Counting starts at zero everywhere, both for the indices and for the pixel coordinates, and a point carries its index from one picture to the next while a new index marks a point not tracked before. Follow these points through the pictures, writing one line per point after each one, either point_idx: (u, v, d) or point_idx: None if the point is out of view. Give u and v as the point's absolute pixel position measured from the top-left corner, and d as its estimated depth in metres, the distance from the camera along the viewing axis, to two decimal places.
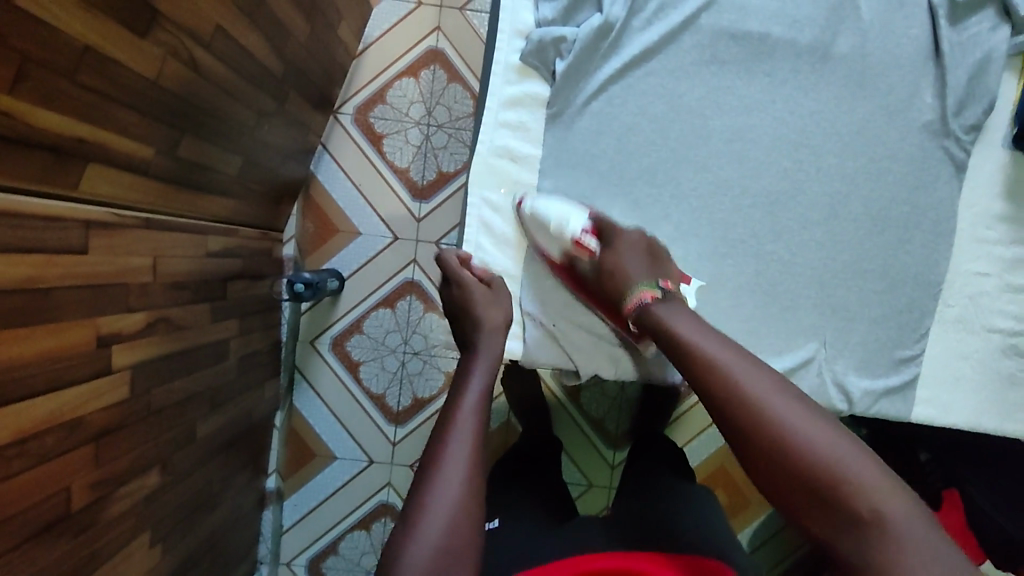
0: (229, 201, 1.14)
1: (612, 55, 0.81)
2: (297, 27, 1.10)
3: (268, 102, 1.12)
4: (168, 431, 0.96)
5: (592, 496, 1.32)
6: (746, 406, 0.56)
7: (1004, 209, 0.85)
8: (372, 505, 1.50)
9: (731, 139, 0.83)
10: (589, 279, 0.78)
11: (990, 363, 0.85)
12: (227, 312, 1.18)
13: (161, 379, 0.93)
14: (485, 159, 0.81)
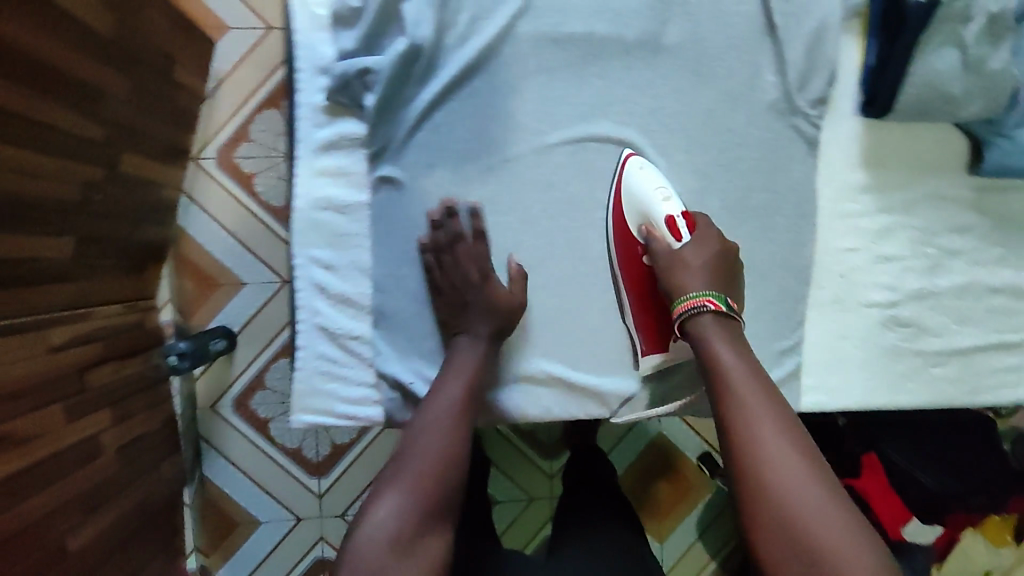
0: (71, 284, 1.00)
1: (427, 81, 0.74)
2: (119, 80, 0.97)
3: (101, 165, 0.99)
4: (38, 557, 0.82)
5: (532, 512, 1.27)
6: (750, 447, 0.58)
7: (863, 178, 0.82)
8: (308, 565, 1.38)
9: (574, 151, 0.78)
10: (658, 265, 0.74)
11: (870, 339, 0.84)
12: (98, 402, 1.03)
13: (16, 503, 0.78)
14: (308, 216, 0.74)
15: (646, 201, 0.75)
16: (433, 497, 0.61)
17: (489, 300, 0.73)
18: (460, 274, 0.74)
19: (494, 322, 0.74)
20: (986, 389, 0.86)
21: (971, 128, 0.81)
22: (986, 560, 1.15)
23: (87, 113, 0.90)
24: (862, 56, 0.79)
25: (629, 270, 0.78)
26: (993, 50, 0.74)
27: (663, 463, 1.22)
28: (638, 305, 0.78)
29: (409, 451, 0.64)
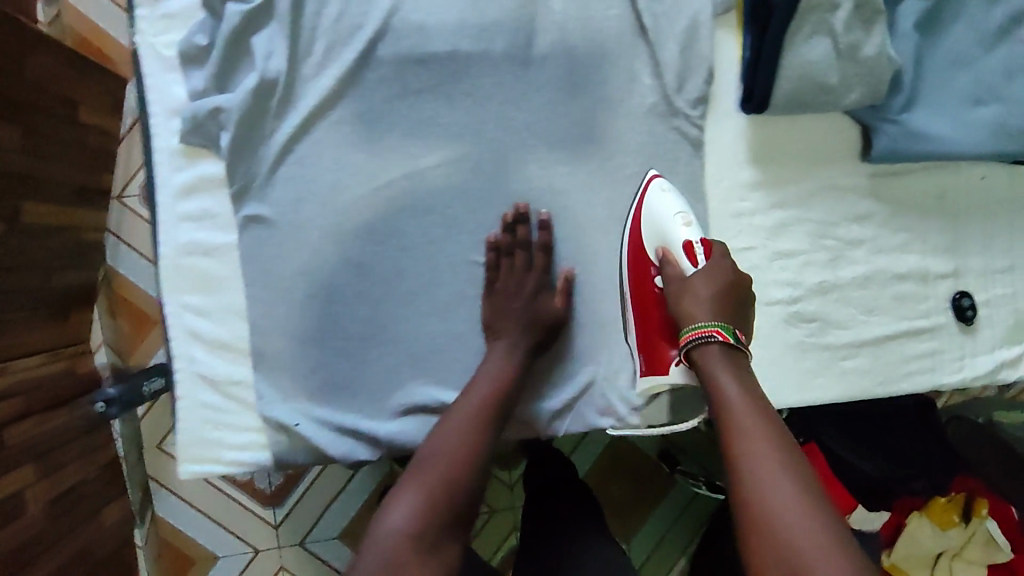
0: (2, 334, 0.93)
1: (286, 114, 0.71)
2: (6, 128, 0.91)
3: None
4: None
5: (491, 528, 1.20)
6: (756, 493, 0.57)
7: (753, 175, 0.80)
8: None
9: (450, 172, 0.75)
10: (668, 285, 0.71)
11: (776, 339, 0.82)
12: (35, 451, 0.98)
13: None
14: (174, 262, 0.72)
15: (664, 224, 0.73)
16: (447, 498, 0.61)
17: (539, 308, 0.75)
18: (515, 284, 0.75)
19: (527, 326, 0.74)
20: (898, 378, 0.85)
21: (858, 115, 0.79)
22: (932, 543, 1.12)
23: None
24: (740, 51, 0.77)
25: (636, 296, 0.75)
26: (867, 35, 0.71)
27: (621, 465, 1.20)
28: (644, 331, 0.74)
29: (429, 452, 0.64)
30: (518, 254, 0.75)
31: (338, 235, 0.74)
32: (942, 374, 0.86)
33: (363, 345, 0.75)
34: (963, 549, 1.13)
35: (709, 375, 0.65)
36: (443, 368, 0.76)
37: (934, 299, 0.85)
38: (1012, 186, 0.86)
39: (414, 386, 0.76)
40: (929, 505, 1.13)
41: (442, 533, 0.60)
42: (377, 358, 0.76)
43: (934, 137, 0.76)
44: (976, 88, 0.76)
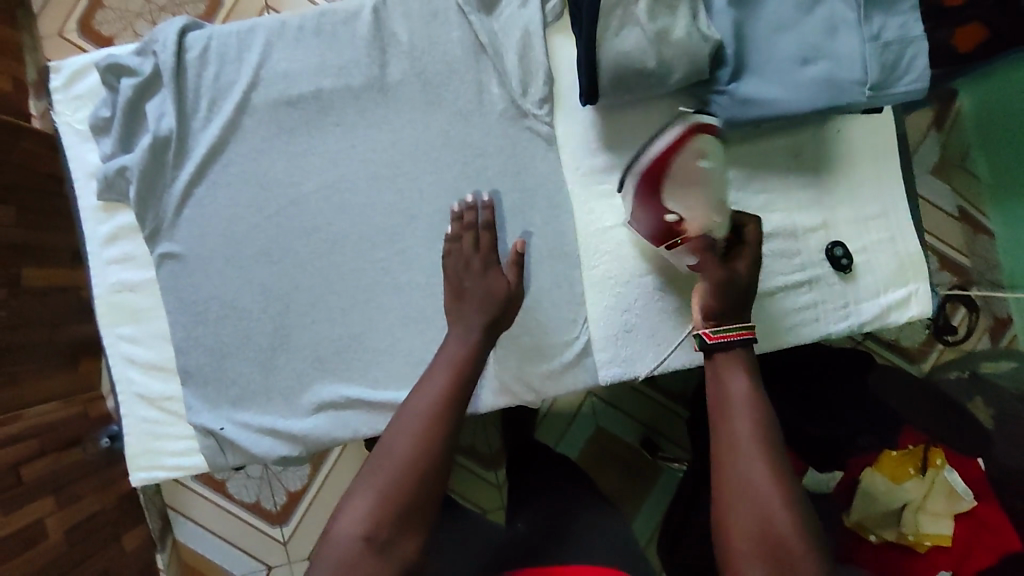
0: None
1: (183, 163, 0.84)
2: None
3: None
4: None
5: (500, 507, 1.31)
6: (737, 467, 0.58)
7: (606, 161, 0.87)
8: None
9: (330, 194, 0.86)
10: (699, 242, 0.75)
11: (653, 307, 0.86)
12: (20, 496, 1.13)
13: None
14: (106, 300, 0.85)
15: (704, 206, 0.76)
16: (405, 503, 0.57)
17: (490, 281, 0.76)
18: (461, 263, 0.77)
19: (486, 303, 0.74)
20: (784, 332, 0.88)
21: (695, 92, 0.85)
22: (889, 495, 0.99)
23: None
24: (574, 50, 0.85)
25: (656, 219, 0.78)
26: (673, 19, 0.79)
27: (608, 454, 1.28)
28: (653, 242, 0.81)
29: (385, 450, 0.59)
30: (464, 238, 0.79)
31: (241, 260, 0.85)
32: (829, 323, 0.88)
33: (272, 355, 0.86)
34: (926, 500, 0.99)
35: (720, 365, 0.66)
36: (345, 367, 0.86)
37: (808, 252, 0.88)
38: (870, 136, 0.89)
39: (320, 385, 0.86)
40: (882, 459, 1.04)
41: (398, 532, 0.56)
42: (286, 365, 0.86)
43: (765, 100, 0.81)
44: (801, 49, 0.81)
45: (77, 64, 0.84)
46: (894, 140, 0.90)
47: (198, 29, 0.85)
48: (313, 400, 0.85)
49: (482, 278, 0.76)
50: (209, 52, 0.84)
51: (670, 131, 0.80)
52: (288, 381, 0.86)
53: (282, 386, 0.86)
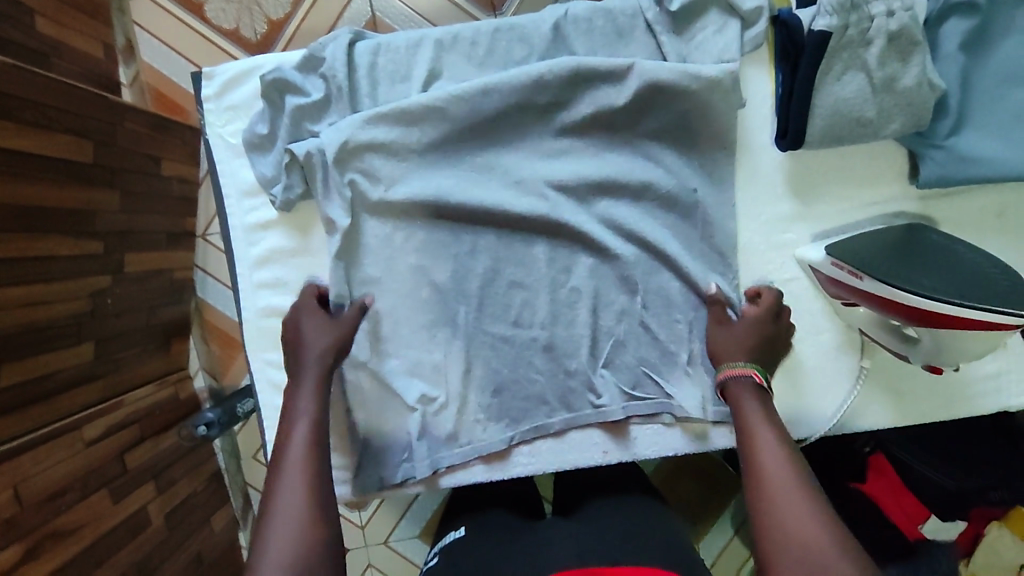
0: (75, 361, 1.09)
1: (339, 184, 0.77)
2: (87, 202, 1.07)
3: (91, 271, 1.10)
4: None
5: None
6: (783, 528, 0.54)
7: (793, 208, 0.80)
8: None
9: (495, 229, 0.81)
10: (923, 344, 0.68)
11: (826, 366, 0.83)
12: (125, 487, 1.17)
13: None
14: (256, 323, 0.81)
15: (948, 353, 0.67)
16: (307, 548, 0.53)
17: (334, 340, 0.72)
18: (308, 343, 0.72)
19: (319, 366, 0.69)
20: (960, 401, 0.83)
21: (902, 141, 0.78)
22: None
23: (68, 232, 1.04)
24: (774, 85, 0.79)
25: (918, 316, 0.66)
26: (904, 66, 0.70)
27: (693, 466, 1.29)
28: (891, 309, 0.68)
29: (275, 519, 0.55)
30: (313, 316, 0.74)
31: (399, 289, 0.80)
32: (1010, 395, 0.83)
33: (420, 394, 0.81)
34: None
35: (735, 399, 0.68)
36: (501, 406, 0.82)
37: None
38: None
39: (482, 431, 0.82)
40: (1009, 515, 1.08)
41: None
42: (441, 413, 0.81)
43: (986, 159, 0.73)
44: None
45: (230, 71, 0.78)
46: None
47: (362, 40, 0.79)
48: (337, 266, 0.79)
49: (313, 333, 0.72)
50: (375, 68, 0.78)
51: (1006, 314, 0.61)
52: (437, 423, 0.82)
53: (427, 431, 0.82)
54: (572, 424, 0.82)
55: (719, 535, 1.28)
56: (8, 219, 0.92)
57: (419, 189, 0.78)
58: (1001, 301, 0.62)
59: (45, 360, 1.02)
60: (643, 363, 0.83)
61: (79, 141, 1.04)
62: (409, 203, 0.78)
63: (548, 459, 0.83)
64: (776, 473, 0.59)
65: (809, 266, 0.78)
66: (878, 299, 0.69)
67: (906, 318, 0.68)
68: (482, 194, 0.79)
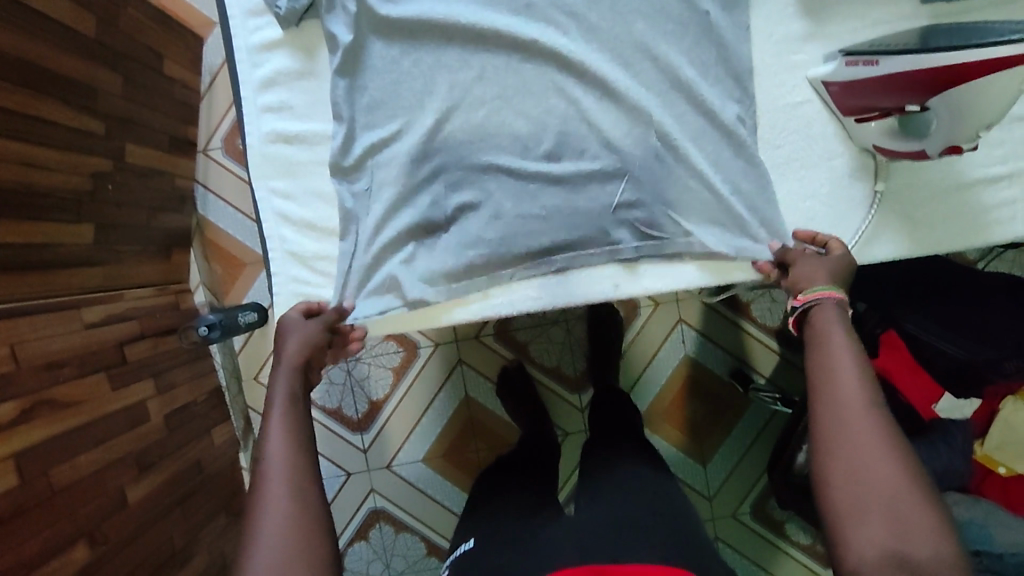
0: (76, 240, 1.07)
1: (345, 0, 0.77)
2: (90, 79, 1.07)
3: (93, 151, 1.09)
4: (60, 517, 0.93)
5: (568, 418, 1.35)
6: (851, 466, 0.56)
7: (805, 27, 0.80)
8: (367, 513, 1.34)
9: (506, 51, 0.79)
10: (937, 119, 0.69)
11: (841, 192, 0.81)
12: (123, 378, 1.15)
13: (29, 452, 0.90)
14: (260, 150, 0.79)
15: (960, 126, 0.68)
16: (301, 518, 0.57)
17: (310, 338, 0.72)
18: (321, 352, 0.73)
19: (293, 364, 0.70)
20: (975, 229, 0.82)
21: None
22: None
23: (68, 102, 1.03)
24: None
25: (933, 83, 0.66)
26: None
27: (700, 386, 1.29)
28: (905, 86, 0.68)
29: (266, 496, 0.59)
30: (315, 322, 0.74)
31: (409, 114, 0.78)
32: None
33: (422, 233, 0.79)
34: None
35: (821, 331, 0.67)
36: (503, 239, 0.78)
37: (1012, 143, 0.81)
38: None
39: (481, 263, 0.79)
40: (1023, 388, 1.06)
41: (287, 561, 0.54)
42: (440, 249, 0.79)
43: None
44: None
45: None
46: None
47: None
48: (343, 88, 0.78)
49: (294, 328, 0.73)
50: None
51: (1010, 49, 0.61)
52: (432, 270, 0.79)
53: (426, 268, 0.79)
54: (579, 263, 0.79)
55: (730, 453, 1.29)
56: (12, 68, 0.90)
57: (427, 7, 0.78)
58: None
59: (46, 229, 1.00)
60: (661, 201, 0.80)
61: (81, 13, 1.03)
62: (417, 21, 0.77)
63: (556, 292, 0.80)
64: (851, 408, 0.59)
65: (821, 79, 0.77)
66: (892, 78, 0.69)
67: (921, 91, 0.68)
68: (492, 13, 0.78)
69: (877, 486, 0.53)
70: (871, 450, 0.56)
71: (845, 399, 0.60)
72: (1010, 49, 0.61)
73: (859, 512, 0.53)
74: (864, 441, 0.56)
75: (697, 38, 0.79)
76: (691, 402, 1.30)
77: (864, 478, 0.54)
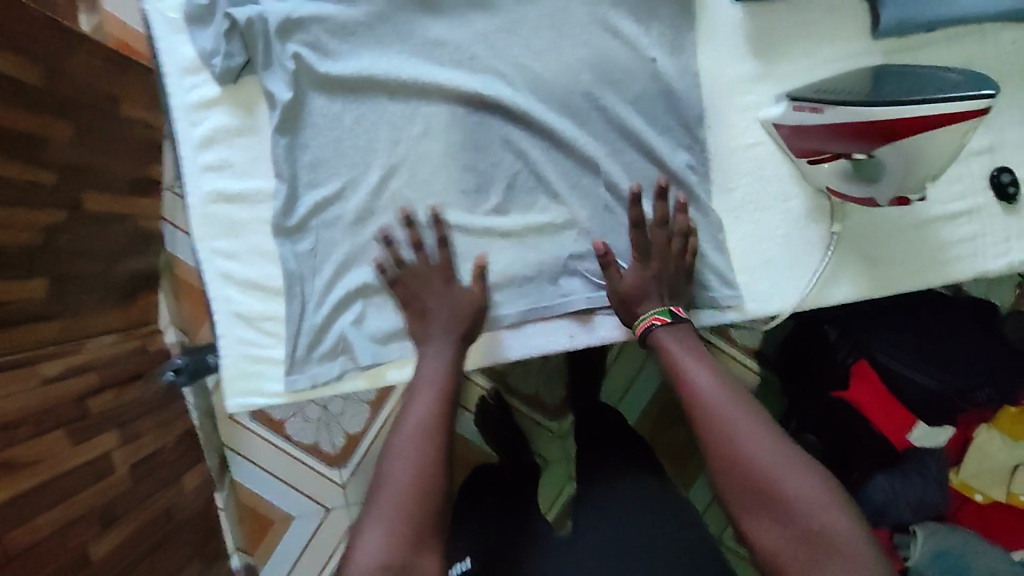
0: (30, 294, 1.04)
1: (282, 57, 0.75)
2: (41, 129, 1.04)
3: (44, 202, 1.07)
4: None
5: (548, 445, 1.31)
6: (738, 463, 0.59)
7: (755, 68, 0.78)
8: None
9: (451, 105, 0.78)
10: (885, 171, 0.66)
11: (796, 234, 0.79)
12: (86, 432, 1.12)
13: None
14: (202, 210, 0.77)
15: (908, 177, 0.65)
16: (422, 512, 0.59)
17: (459, 311, 0.74)
18: (422, 282, 0.74)
19: (451, 331, 0.73)
20: (935, 268, 0.80)
21: None
22: (1007, 455, 1.06)
23: (18, 156, 1.00)
24: None
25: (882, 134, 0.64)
26: None
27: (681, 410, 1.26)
28: (853, 134, 0.66)
29: (383, 490, 0.60)
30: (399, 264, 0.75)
31: (354, 171, 0.77)
32: (986, 260, 0.81)
33: (369, 291, 0.78)
34: None
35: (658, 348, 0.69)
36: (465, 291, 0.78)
37: (967, 180, 0.81)
38: None
39: None
40: (997, 415, 1.07)
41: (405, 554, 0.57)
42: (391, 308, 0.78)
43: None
44: None
45: None
46: None
47: None
48: (284, 145, 0.76)
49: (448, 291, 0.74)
50: None
51: (969, 103, 0.60)
52: (381, 331, 0.77)
53: (378, 327, 0.78)
54: (533, 315, 0.78)
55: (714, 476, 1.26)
56: None
57: (367, 60, 0.76)
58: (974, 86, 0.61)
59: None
60: (615, 254, 0.79)
61: (27, 64, 1.01)
62: (358, 76, 0.76)
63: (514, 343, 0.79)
64: (716, 407, 0.62)
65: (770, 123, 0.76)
66: (840, 126, 0.66)
67: (870, 141, 0.65)
68: (434, 65, 0.77)
69: (760, 478, 0.58)
70: (752, 442, 0.60)
71: (707, 402, 0.63)
72: (970, 104, 0.59)
73: (752, 508, 0.57)
74: (747, 437, 0.60)
75: (645, 83, 0.78)
76: (672, 426, 1.27)
77: (750, 475, 0.58)
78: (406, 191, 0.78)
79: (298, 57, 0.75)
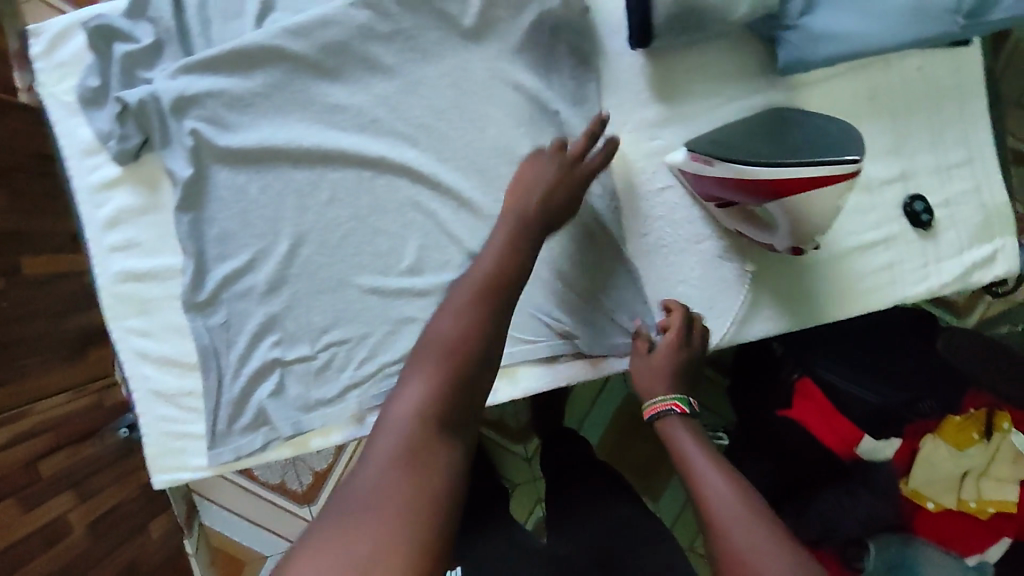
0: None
1: (180, 135, 0.75)
2: None
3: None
4: None
5: (515, 466, 1.22)
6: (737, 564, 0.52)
7: (658, 113, 0.78)
8: None
9: (356, 169, 0.77)
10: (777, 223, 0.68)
11: (710, 275, 0.79)
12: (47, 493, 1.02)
13: None
14: (111, 291, 0.78)
15: (797, 228, 0.67)
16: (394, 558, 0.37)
17: (538, 173, 0.67)
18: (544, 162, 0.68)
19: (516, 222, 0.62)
20: (854, 298, 0.80)
21: (757, 32, 0.77)
22: (952, 463, 0.94)
23: None
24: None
25: (762, 193, 0.65)
26: None
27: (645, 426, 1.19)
28: (739, 190, 0.67)
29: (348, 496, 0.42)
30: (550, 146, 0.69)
31: (263, 241, 0.77)
32: (905, 286, 0.80)
33: (286, 360, 0.77)
34: (991, 467, 0.94)
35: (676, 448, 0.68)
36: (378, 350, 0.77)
37: (883, 208, 0.80)
38: (955, 72, 0.80)
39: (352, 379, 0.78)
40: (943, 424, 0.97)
41: None
42: (312, 376, 0.77)
43: (845, 35, 0.71)
44: None
45: (60, 25, 0.77)
46: (980, 75, 0.81)
47: None
48: (188, 222, 0.76)
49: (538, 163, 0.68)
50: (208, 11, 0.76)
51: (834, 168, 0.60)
52: (303, 398, 0.77)
53: (298, 394, 0.77)
54: None
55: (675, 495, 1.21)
56: None
57: (267, 130, 0.76)
58: (843, 148, 0.61)
59: None
60: (526, 306, 0.79)
61: None
62: (259, 147, 0.75)
63: None
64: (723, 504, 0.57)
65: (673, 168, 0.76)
66: (726, 182, 0.68)
67: (754, 195, 0.66)
68: (335, 130, 0.76)
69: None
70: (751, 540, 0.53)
71: (716, 503, 0.57)
72: (834, 169, 0.60)
73: None
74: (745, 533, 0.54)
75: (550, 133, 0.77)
76: (640, 442, 1.20)
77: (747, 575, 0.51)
78: (318, 256, 0.77)
79: (196, 134, 0.75)
